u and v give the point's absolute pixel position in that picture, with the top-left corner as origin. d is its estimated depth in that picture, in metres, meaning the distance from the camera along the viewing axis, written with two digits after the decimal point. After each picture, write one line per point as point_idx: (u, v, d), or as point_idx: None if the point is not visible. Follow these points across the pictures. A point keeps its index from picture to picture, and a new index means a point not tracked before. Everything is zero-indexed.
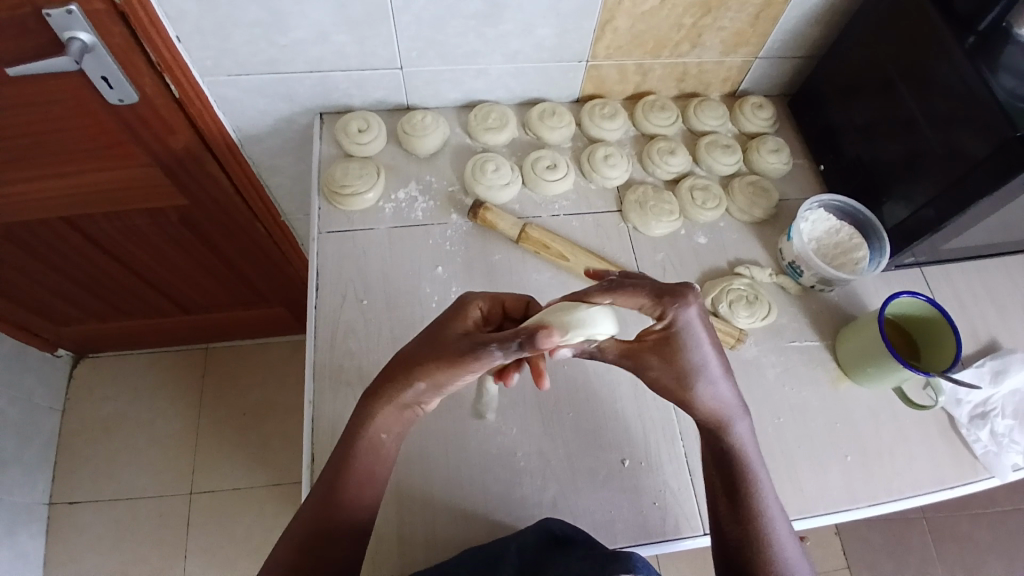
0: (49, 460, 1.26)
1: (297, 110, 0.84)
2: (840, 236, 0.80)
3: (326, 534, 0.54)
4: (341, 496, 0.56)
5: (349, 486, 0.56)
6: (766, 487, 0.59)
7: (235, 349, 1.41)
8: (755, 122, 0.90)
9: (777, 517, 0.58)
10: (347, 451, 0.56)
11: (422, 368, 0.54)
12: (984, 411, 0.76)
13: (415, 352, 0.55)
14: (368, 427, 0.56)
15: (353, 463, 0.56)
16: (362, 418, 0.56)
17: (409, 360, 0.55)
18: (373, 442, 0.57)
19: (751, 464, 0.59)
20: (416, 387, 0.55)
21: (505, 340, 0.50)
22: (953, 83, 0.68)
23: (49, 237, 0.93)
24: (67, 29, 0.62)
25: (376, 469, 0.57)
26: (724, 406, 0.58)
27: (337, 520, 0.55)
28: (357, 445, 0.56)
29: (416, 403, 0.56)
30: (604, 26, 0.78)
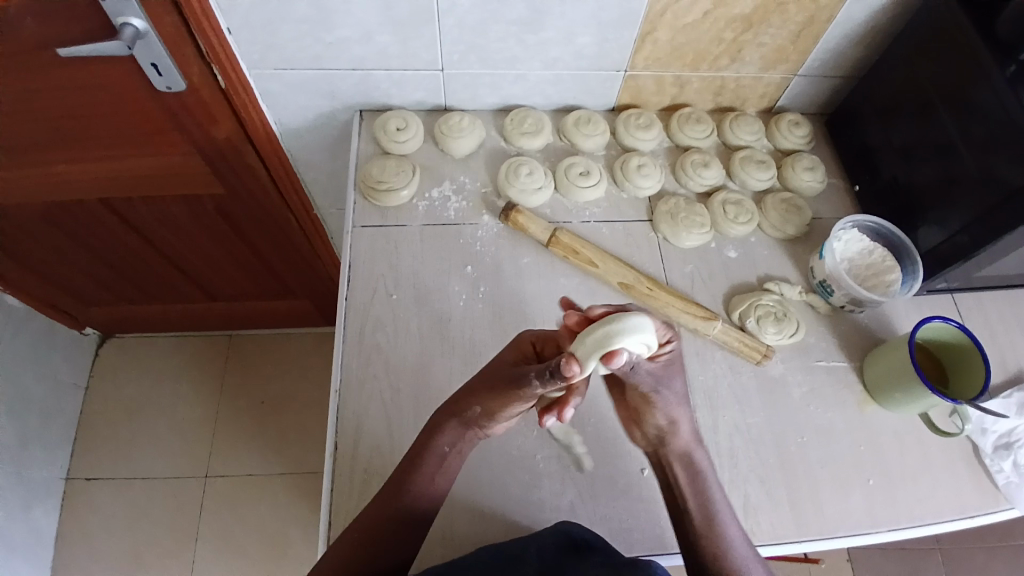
0: (69, 436, 1.29)
1: (337, 106, 0.85)
2: (873, 257, 0.80)
3: (394, 526, 0.57)
4: (405, 493, 0.58)
5: (415, 487, 0.58)
6: (729, 516, 0.60)
7: (256, 339, 1.43)
8: (790, 139, 0.90)
9: (742, 544, 0.58)
10: (413, 458, 0.59)
11: (480, 393, 0.56)
12: (1010, 441, 0.75)
13: (475, 380, 0.58)
14: (435, 437, 0.59)
15: (416, 473, 0.58)
16: (424, 435, 0.59)
17: (472, 386, 0.58)
18: (435, 454, 0.58)
19: (712, 491, 0.60)
20: (476, 409, 0.57)
21: (541, 371, 0.51)
22: (994, 108, 0.67)
23: (89, 219, 0.95)
24: (121, 14, 0.64)
25: (437, 481, 0.59)
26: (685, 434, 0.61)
27: (402, 514, 0.57)
28: (423, 455, 0.58)
29: (479, 425, 0.58)
30: (644, 37, 0.78)
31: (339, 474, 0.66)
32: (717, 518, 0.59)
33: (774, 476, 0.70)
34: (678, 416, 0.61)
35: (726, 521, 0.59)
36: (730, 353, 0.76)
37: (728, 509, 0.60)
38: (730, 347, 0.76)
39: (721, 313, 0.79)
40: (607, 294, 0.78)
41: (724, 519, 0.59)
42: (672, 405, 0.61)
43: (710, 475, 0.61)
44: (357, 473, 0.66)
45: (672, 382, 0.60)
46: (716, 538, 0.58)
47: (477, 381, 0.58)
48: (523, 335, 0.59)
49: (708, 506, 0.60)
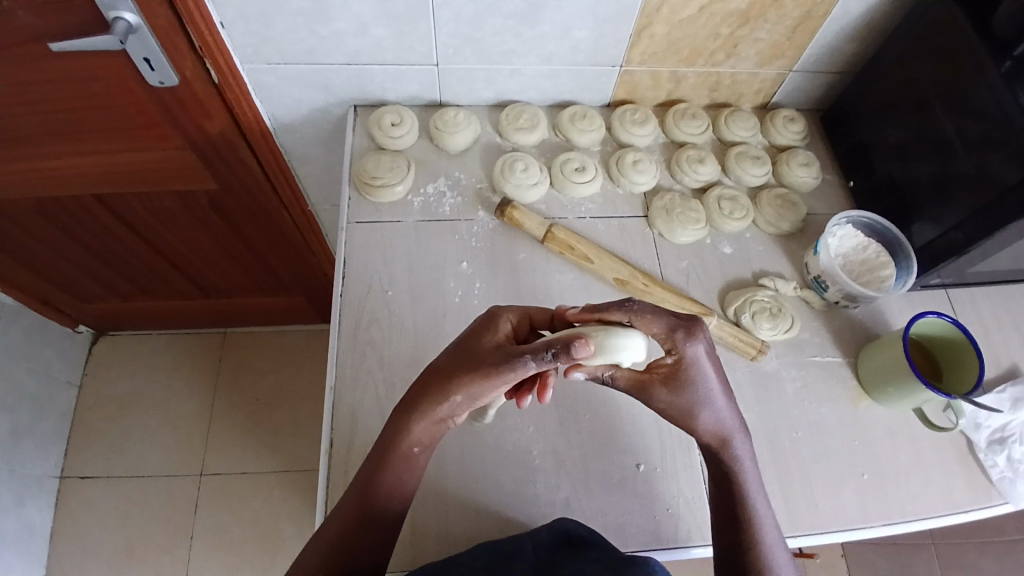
0: (63, 433, 1.28)
1: (332, 101, 0.85)
2: (867, 254, 0.80)
3: (363, 524, 0.56)
4: (375, 492, 0.57)
5: (383, 486, 0.57)
6: (763, 507, 0.59)
7: (251, 335, 1.42)
8: (785, 135, 0.90)
9: (771, 533, 0.58)
10: (379, 459, 0.57)
11: (455, 385, 0.54)
12: (1003, 436, 0.75)
13: (447, 366, 0.55)
14: (402, 440, 0.57)
15: (385, 473, 0.57)
16: (393, 434, 0.57)
17: (445, 372, 0.55)
18: (404, 455, 0.57)
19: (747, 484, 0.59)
20: (450, 399, 0.55)
21: (538, 351, 0.50)
22: (989, 105, 0.67)
23: (80, 214, 0.94)
24: (113, 8, 0.63)
25: (405, 480, 0.58)
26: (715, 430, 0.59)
27: (372, 513, 0.57)
28: (390, 458, 0.57)
29: (448, 416, 0.57)
30: (641, 31, 0.78)
31: (333, 470, 0.66)
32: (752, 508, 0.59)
33: (769, 470, 0.70)
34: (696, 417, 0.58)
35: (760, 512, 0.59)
36: (726, 348, 0.76)
37: (763, 500, 0.60)
38: (725, 343, 0.76)
39: (716, 308, 0.79)
40: (602, 289, 0.79)
41: (758, 509, 0.59)
42: (690, 408, 0.58)
43: (748, 467, 0.60)
44: (351, 468, 0.66)
45: (672, 392, 0.58)
46: (747, 525, 0.58)
47: (453, 364, 0.55)
48: (501, 314, 0.58)
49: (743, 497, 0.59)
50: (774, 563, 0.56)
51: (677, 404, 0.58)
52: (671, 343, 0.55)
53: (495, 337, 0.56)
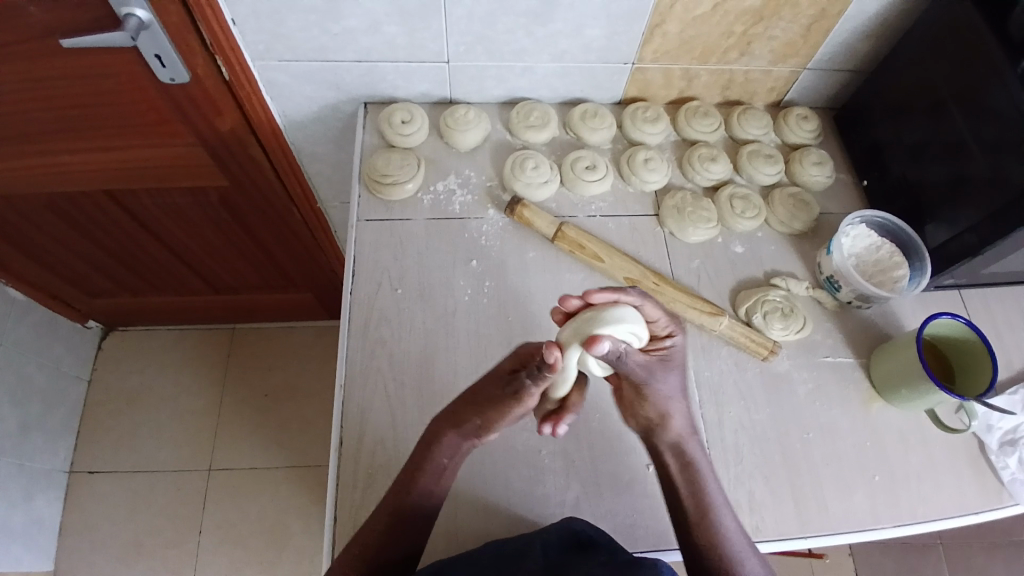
0: (72, 428, 1.29)
1: (343, 98, 0.85)
2: (880, 254, 0.79)
3: (397, 527, 0.57)
4: (411, 493, 0.58)
5: (417, 492, 0.58)
6: (723, 505, 0.60)
7: (260, 331, 1.43)
8: (798, 134, 0.90)
9: (738, 535, 0.59)
10: (412, 469, 0.59)
11: (479, 408, 0.58)
12: (1014, 438, 0.75)
13: (471, 393, 0.60)
14: (435, 450, 0.59)
15: (414, 484, 0.58)
16: (424, 449, 0.59)
17: (470, 398, 0.59)
18: (435, 467, 0.59)
19: (707, 483, 0.61)
20: (475, 423, 0.59)
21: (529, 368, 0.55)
22: (1005, 107, 0.66)
23: (91, 209, 0.94)
24: (125, 4, 0.63)
25: (435, 491, 0.59)
26: (679, 427, 0.62)
27: (405, 520, 0.57)
28: (420, 469, 0.58)
29: (478, 436, 0.60)
30: (653, 29, 0.77)
31: (343, 469, 0.66)
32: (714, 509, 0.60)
33: (779, 472, 0.70)
34: (668, 411, 0.61)
35: (721, 512, 0.60)
36: (737, 349, 0.76)
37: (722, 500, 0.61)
38: (736, 343, 0.75)
39: (727, 308, 0.78)
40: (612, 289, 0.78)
41: (720, 511, 0.60)
42: (667, 396, 0.61)
43: (704, 469, 0.62)
44: (361, 467, 0.66)
45: (663, 377, 0.61)
46: (710, 529, 0.59)
47: (478, 390, 0.59)
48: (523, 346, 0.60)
49: (701, 499, 0.60)
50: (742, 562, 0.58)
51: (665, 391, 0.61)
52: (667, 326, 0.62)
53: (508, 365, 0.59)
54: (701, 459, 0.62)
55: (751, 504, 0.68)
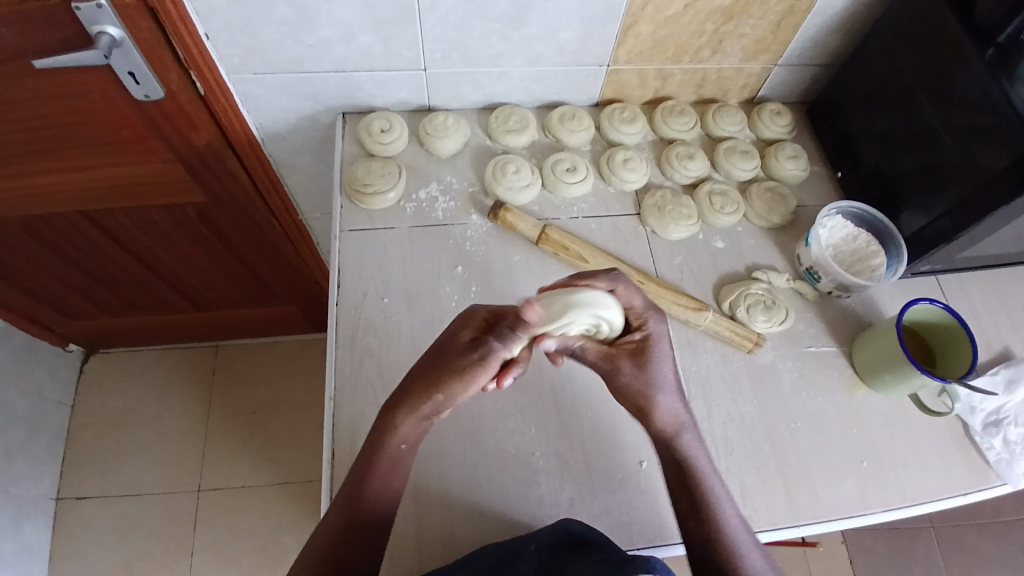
0: (57, 453, 1.26)
1: (320, 108, 0.84)
2: (857, 243, 0.81)
3: (354, 529, 0.56)
4: (365, 486, 0.57)
5: (371, 486, 0.57)
6: (724, 497, 0.60)
7: (244, 346, 1.41)
8: (772, 129, 0.91)
9: (740, 528, 0.59)
10: (367, 461, 0.58)
11: (437, 382, 0.56)
12: (998, 418, 0.76)
13: (428, 366, 0.57)
14: (389, 439, 0.58)
15: (371, 474, 0.57)
16: (381, 434, 0.58)
17: (433, 371, 0.57)
18: (389, 457, 0.58)
19: (707, 475, 0.60)
20: (433, 399, 0.57)
21: (501, 334, 0.57)
22: (973, 94, 0.68)
23: (67, 230, 0.93)
24: (96, 22, 0.63)
25: (393, 481, 0.58)
26: (670, 415, 0.61)
27: (361, 517, 0.57)
28: (375, 463, 0.58)
29: (433, 414, 0.58)
30: (626, 30, 0.78)
31: (336, 481, 0.66)
32: (714, 503, 0.59)
33: (770, 464, 0.71)
34: (654, 402, 0.60)
35: (722, 505, 0.59)
36: (723, 342, 0.77)
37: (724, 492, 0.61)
38: (720, 337, 0.76)
39: (711, 303, 0.79)
40: None
41: (719, 501, 0.59)
42: (648, 388, 0.60)
43: (702, 464, 0.61)
44: None
45: (638, 368, 0.61)
46: (715, 524, 0.58)
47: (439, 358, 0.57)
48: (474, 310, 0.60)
49: (703, 491, 0.60)
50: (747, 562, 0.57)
51: (640, 381, 0.60)
52: (641, 318, 0.62)
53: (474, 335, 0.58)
54: (698, 454, 0.61)
55: (744, 495, 0.69)
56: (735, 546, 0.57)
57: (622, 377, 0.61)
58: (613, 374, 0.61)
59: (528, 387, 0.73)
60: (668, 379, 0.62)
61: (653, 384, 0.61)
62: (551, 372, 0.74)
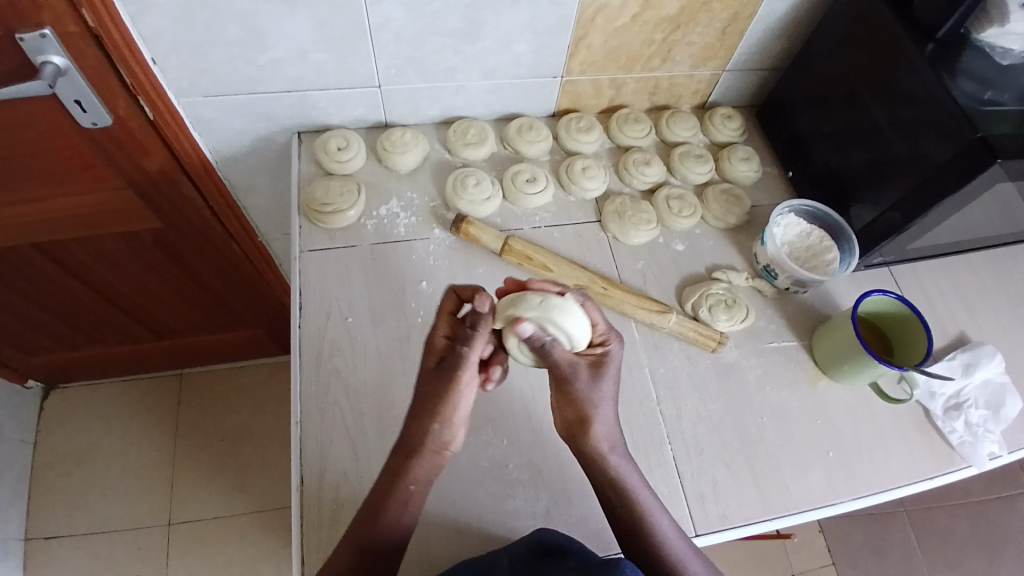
0: (21, 494, 1.22)
1: (276, 129, 0.84)
2: (811, 239, 0.83)
3: (362, 558, 0.56)
4: (377, 524, 0.57)
5: (384, 523, 0.57)
6: (659, 510, 0.61)
7: (212, 373, 1.39)
8: (725, 132, 0.93)
9: (677, 540, 0.60)
10: (378, 499, 0.58)
11: (433, 412, 0.58)
12: (958, 402, 0.79)
13: (420, 398, 0.59)
14: (402, 477, 0.58)
15: (383, 509, 0.58)
16: (389, 473, 0.59)
17: (433, 400, 0.58)
18: (401, 494, 0.58)
19: (637, 494, 0.61)
20: (435, 429, 0.58)
21: (467, 336, 0.58)
22: (914, 88, 0.71)
23: (18, 265, 0.90)
24: (41, 52, 0.61)
25: (403, 517, 0.58)
26: (604, 433, 0.61)
27: (371, 547, 0.57)
28: (387, 499, 0.58)
29: (440, 447, 0.59)
30: (578, 41, 0.80)
31: (306, 506, 0.65)
32: (650, 518, 0.60)
33: (739, 460, 0.72)
34: (592, 414, 0.61)
35: (656, 516, 0.60)
36: (687, 343, 0.78)
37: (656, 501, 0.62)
38: (685, 338, 0.78)
39: (675, 305, 0.81)
40: None
41: (653, 517, 0.60)
42: (594, 399, 0.61)
43: (632, 479, 0.61)
44: (325, 502, 0.65)
45: (592, 380, 0.61)
46: (653, 540, 0.59)
47: (429, 383, 0.59)
48: (450, 301, 0.60)
49: (634, 509, 0.60)
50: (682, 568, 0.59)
51: (591, 392, 0.61)
52: (603, 334, 0.63)
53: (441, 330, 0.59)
54: (625, 471, 0.62)
55: (716, 492, 0.70)
56: (674, 557, 0.59)
57: (577, 383, 0.60)
58: (569, 378, 0.60)
59: (498, 399, 0.73)
60: (611, 395, 0.62)
61: (598, 398, 0.61)
62: (520, 382, 0.74)
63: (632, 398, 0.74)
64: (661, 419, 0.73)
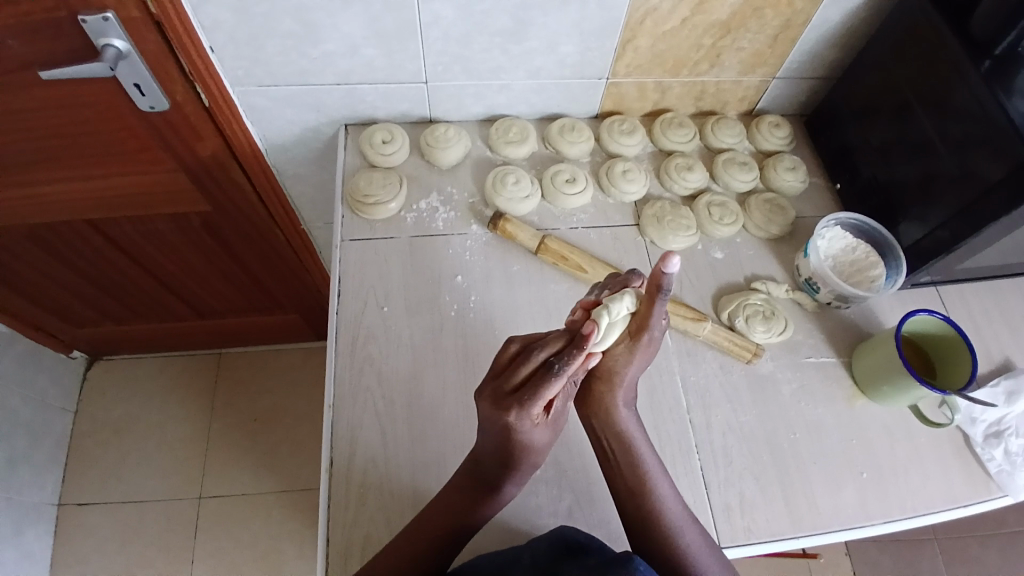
0: (59, 460, 1.27)
1: (323, 120, 0.86)
2: (856, 254, 0.81)
3: (445, 537, 0.59)
4: (471, 519, 0.60)
5: (474, 518, 0.60)
6: (660, 474, 0.63)
7: (247, 356, 1.42)
8: (771, 141, 0.92)
9: (675, 505, 0.62)
10: (476, 496, 0.60)
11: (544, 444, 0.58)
12: (999, 430, 0.76)
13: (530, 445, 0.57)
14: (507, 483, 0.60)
15: (480, 506, 0.60)
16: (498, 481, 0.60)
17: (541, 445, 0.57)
18: (501, 497, 0.61)
19: (641, 453, 0.64)
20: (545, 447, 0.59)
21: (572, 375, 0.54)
22: (968, 104, 0.69)
23: (72, 238, 0.94)
24: (103, 35, 0.64)
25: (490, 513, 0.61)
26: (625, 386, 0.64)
27: (456, 532, 0.60)
28: (484, 503, 0.60)
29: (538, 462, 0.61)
30: (626, 44, 0.79)
31: (334, 487, 0.66)
32: (649, 478, 0.63)
33: (769, 473, 0.71)
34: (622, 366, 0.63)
35: (657, 480, 0.63)
36: (721, 352, 0.77)
37: (658, 467, 0.64)
38: (719, 347, 0.77)
39: (710, 314, 0.80)
40: None
41: (656, 480, 0.63)
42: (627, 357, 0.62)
43: (639, 439, 0.65)
44: (353, 486, 0.66)
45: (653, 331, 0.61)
46: (650, 500, 0.62)
47: (538, 440, 0.56)
48: (553, 386, 0.50)
49: (637, 466, 0.63)
50: (682, 536, 0.60)
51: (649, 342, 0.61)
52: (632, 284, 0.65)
53: (528, 421, 0.52)
54: (633, 428, 0.65)
55: (743, 504, 0.69)
56: (670, 524, 0.61)
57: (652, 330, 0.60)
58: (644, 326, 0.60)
59: None
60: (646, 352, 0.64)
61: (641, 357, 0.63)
62: None
63: (662, 404, 0.73)
64: (690, 428, 0.72)
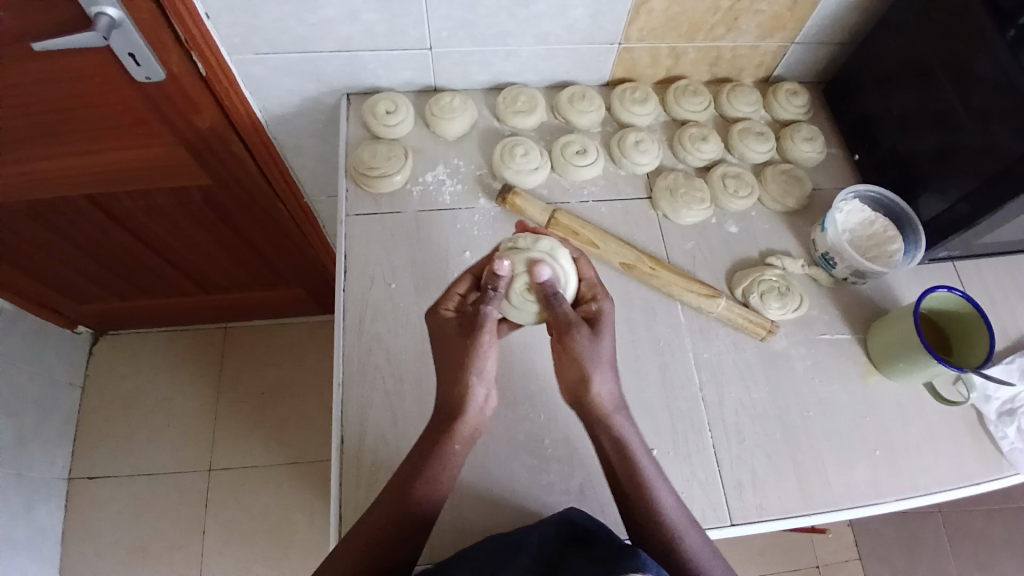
0: (68, 434, 1.28)
1: (324, 89, 0.83)
2: (874, 228, 0.79)
3: (400, 521, 0.56)
4: (413, 497, 0.57)
5: (421, 494, 0.57)
6: (658, 477, 0.59)
7: (252, 329, 1.41)
8: (788, 109, 0.89)
9: (675, 508, 0.58)
10: (415, 466, 0.58)
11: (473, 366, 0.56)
12: (1012, 407, 0.75)
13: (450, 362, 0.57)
14: (446, 439, 0.58)
15: (421, 476, 0.57)
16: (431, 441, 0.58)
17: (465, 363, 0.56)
18: (442, 460, 0.58)
19: (637, 457, 0.59)
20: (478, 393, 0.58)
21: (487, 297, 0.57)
22: (993, 73, 0.66)
23: (72, 213, 0.92)
24: (94, 3, 0.61)
25: (438, 487, 0.58)
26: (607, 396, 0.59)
27: (406, 514, 0.56)
28: (424, 470, 0.57)
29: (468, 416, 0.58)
30: (639, 7, 0.76)
31: (345, 468, 0.66)
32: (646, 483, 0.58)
33: (781, 450, 0.70)
34: (590, 373, 0.58)
35: (656, 484, 0.58)
36: (735, 330, 0.76)
37: (658, 472, 0.60)
38: (733, 324, 0.75)
39: (724, 290, 0.78)
40: (607, 274, 0.77)
41: (654, 485, 0.58)
42: (597, 358, 0.58)
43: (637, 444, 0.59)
44: (364, 465, 0.66)
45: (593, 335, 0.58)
46: (648, 503, 0.58)
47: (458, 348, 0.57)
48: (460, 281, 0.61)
49: (632, 474, 0.58)
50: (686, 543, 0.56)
51: (593, 347, 0.58)
52: (595, 290, 0.62)
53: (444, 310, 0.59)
54: (629, 434, 0.60)
55: (755, 482, 0.68)
56: (670, 528, 0.57)
57: (578, 338, 0.57)
58: (569, 330, 0.57)
59: (537, 374, 0.72)
60: (608, 354, 0.59)
61: (601, 353, 0.58)
62: None
63: (674, 383, 0.72)
64: (703, 406, 0.71)
